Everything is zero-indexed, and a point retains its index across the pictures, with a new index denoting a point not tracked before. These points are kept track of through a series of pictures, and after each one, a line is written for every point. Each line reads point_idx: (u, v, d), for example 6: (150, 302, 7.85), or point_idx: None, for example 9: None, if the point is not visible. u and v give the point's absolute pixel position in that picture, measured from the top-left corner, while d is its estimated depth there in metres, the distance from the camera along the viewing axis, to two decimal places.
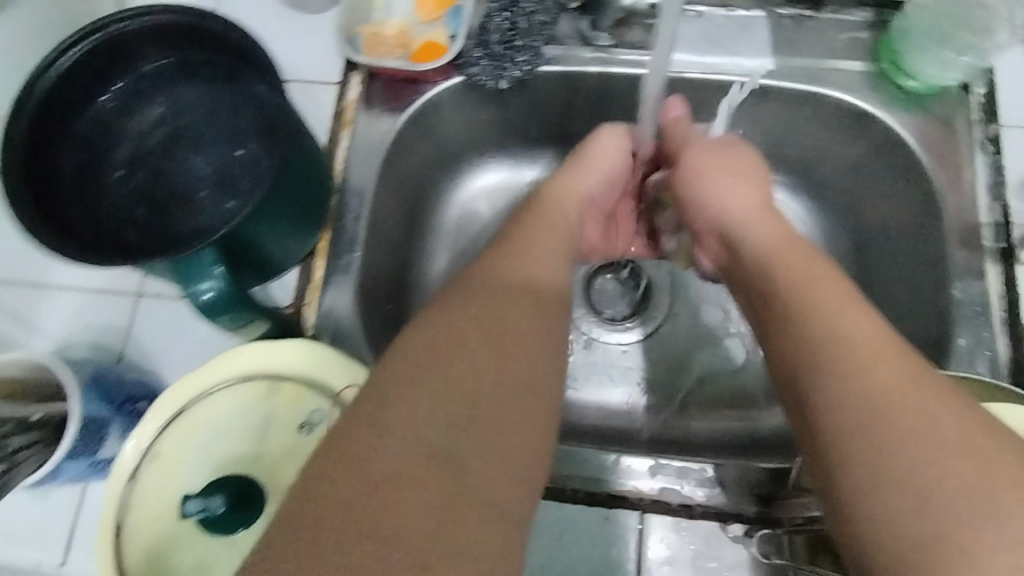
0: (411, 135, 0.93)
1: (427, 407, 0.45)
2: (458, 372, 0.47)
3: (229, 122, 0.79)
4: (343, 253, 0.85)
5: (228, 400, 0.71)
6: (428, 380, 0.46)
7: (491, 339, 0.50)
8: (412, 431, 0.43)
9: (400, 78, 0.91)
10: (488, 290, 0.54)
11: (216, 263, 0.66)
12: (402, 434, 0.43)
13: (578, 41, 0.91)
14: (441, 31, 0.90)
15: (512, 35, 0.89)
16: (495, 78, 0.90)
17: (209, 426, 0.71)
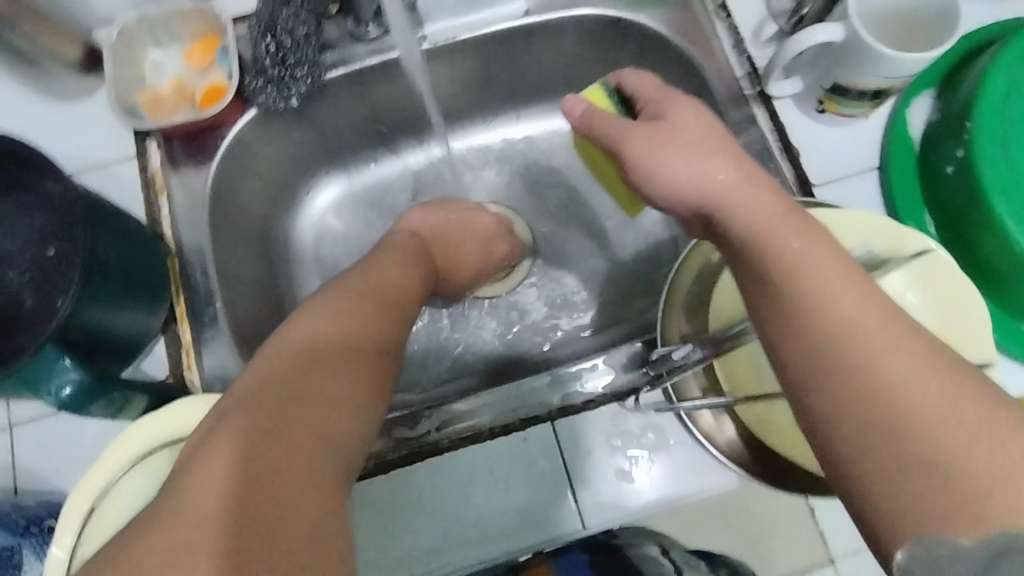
0: (227, 217, 0.70)
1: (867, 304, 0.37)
2: (794, 270, 0.40)
3: (42, 225, 0.55)
4: (199, 284, 0.64)
5: (137, 471, 0.52)
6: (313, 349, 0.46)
7: (818, 263, 0.39)
8: (851, 349, 0.36)
9: (197, 131, 0.67)
10: (757, 230, 0.43)
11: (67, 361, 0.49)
12: (291, 399, 0.40)
13: (349, 44, 0.69)
14: (220, 75, 0.67)
15: (280, 53, 0.65)
16: (288, 99, 0.67)
17: (123, 502, 0.51)
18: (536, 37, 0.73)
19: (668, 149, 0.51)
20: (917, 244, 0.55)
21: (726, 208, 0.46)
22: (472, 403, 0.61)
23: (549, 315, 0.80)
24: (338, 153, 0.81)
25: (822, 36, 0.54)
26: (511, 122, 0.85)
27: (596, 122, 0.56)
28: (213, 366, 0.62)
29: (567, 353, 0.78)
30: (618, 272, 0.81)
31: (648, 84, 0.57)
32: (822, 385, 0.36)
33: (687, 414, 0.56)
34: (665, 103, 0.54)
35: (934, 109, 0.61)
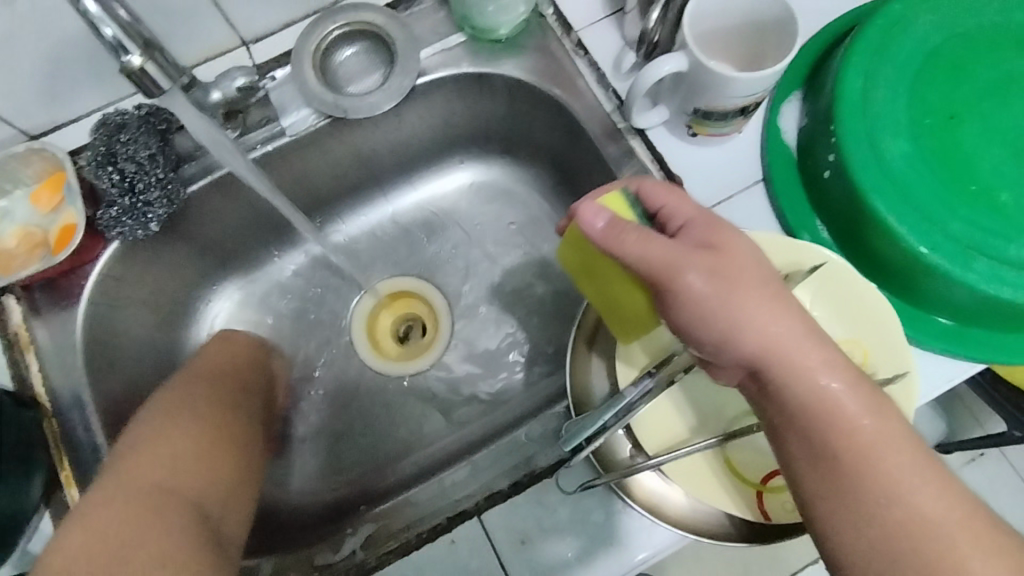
0: (109, 355, 0.65)
1: (920, 470, 0.40)
2: (861, 445, 0.40)
3: None
4: (82, 440, 0.59)
5: None
6: (162, 446, 0.52)
7: (865, 434, 0.40)
8: (915, 517, 0.39)
9: (55, 277, 0.63)
10: (822, 400, 0.41)
11: None
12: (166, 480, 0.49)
13: (203, 153, 0.65)
14: (70, 212, 0.63)
15: (126, 182, 0.61)
16: (149, 225, 0.63)
17: None
18: (403, 105, 0.70)
19: (704, 278, 0.41)
20: (812, 257, 0.53)
21: (779, 370, 0.41)
22: (421, 502, 0.59)
23: (481, 380, 0.77)
24: (229, 260, 0.77)
25: (669, 67, 0.53)
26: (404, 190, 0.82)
27: (634, 244, 0.42)
28: None
29: (505, 418, 0.75)
30: (543, 323, 0.78)
31: (688, 204, 0.46)
32: (869, 536, 0.39)
33: (615, 482, 0.52)
34: (712, 229, 0.44)
35: (803, 113, 0.60)
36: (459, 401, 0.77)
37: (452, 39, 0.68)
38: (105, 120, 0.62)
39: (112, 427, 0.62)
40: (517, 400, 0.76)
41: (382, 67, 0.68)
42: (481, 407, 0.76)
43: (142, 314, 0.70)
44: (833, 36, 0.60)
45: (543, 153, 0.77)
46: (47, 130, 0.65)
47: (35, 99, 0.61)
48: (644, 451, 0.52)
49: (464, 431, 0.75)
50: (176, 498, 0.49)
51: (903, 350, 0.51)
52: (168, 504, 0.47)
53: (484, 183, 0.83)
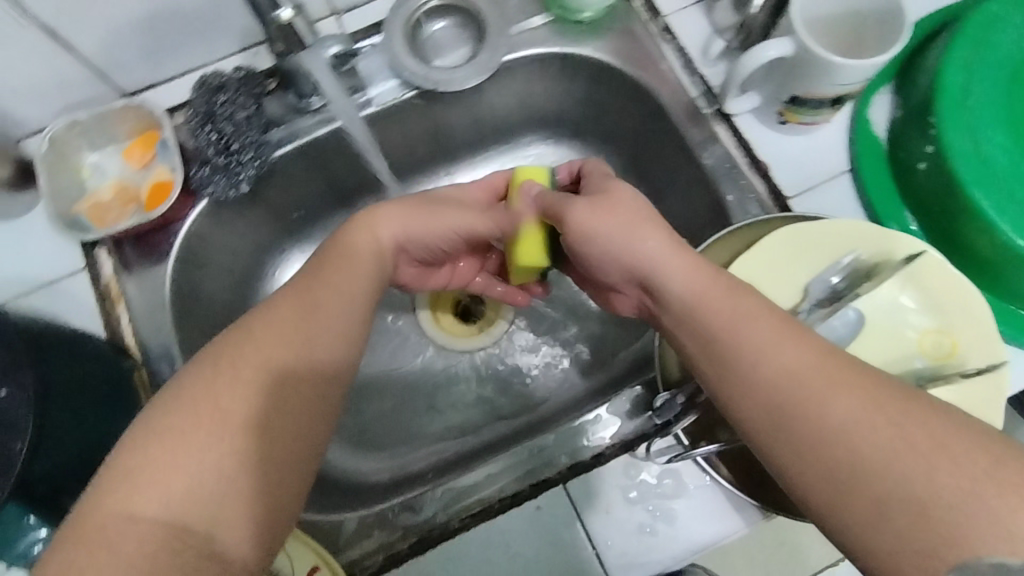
0: (193, 312, 0.66)
1: (886, 416, 0.35)
2: (811, 402, 0.37)
3: None
4: None
5: None
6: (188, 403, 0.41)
7: (826, 394, 0.37)
8: (876, 464, 0.34)
9: (146, 233, 0.64)
10: (764, 359, 0.39)
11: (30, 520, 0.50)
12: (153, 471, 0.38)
13: (293, 117, 0.66)
14: (162, 169, 0.64)
15: (223, 141, 0.63)
16: (239, 185, 0.65)
17: None
18: (485, 81, 0.71)
19: (698, 285, 0.44)
20: (907, 247, 0.55)
21: (718, 325, 0.42)
22: (473, 477, 0.58)
23: (545, 357, 0.79)
24: (302, 227, 0.78)
25: (774, 52, 0.54)
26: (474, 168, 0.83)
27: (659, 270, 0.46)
28: None
29: (568, 396, 0.76)
30: (608, 305, 0.79)
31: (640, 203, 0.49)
32: (849, 515, 0.35)
33: (702, 458, 0.53)
34: (604, 206, 0.49)
35: (894, 106, 0.61)
36: (522, 376, 0.78)
37: (540, 18, 0.69)
38: (205, 81, 0.64)
39: None
40: (580, 379, 0.77)
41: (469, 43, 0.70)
42: (544, 383, 0.78)
43: (222, 275, 0.71)
44: (930, 28, 0.60)
45: (615, 137, 0.78)
46: (141, 88, 0.66)
47: (137, 57, 0.62)
48: (732, 429, 0.53)
49: (527, 406, 0.77)
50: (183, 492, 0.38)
51: (969, 325, 0.53)
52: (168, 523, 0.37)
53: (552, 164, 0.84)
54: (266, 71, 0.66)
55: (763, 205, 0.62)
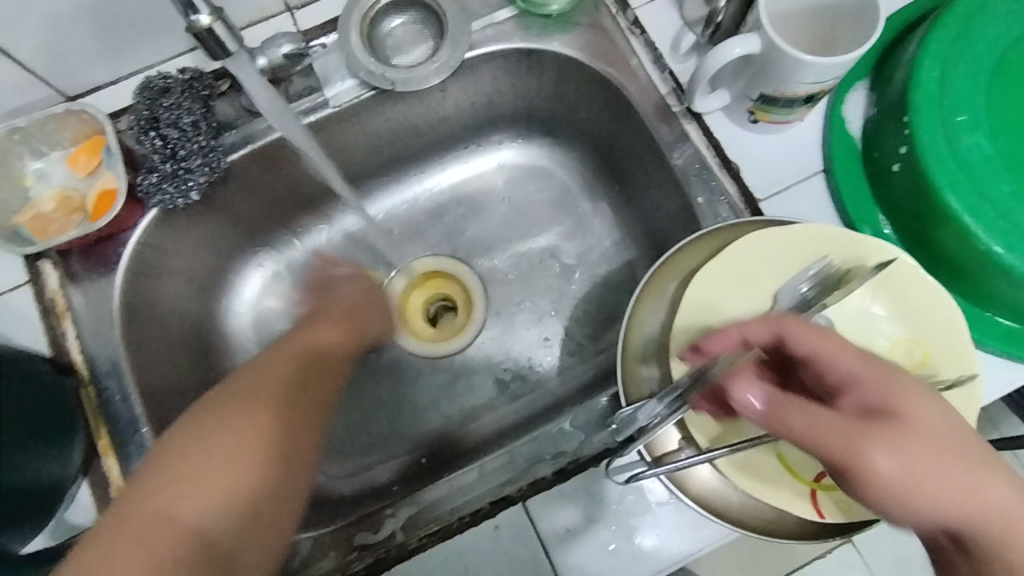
0: (145, 324, 0.64)
1: (968, 457, 0.37)
2: (921, 449, 0.35)
3: None
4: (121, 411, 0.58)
5: None
6: (198, 454, 0.46)
7: (927, 470, 0.35)
8: (976, 505, 0.36)
9: (93, 244, 0.62)
10: (859, 432, 0.35)
11: None
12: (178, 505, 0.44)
13: (245, 121, 0.64)
14: (107, 177, 0.61)
15: (168, 148, 0.60)
16: (190, 193, 0.62)
17: None
18: (449, 80, 0.68)
19: (894, 458, 0.35)
20: (879, 253, 0.52)
21: (838, 438, 0.35)
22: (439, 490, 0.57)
23: (516, 363, 0.77)
24: (265, 232, 0.76)
25: (740, 49, 0.51)
26: (442, 167, 0.81)
27: (801, 425, 0.35)
28: None
29: (539, 402, 0.75)
30: (580, 308, 0.77)
31: (855, 357, 0.39)
32: (937, 531, 0.37)
33: (666, 475, 0.51)
34: (767, 329, 0.41)
35: (869, 103, 0.58)
36: (493, 383, 0.76)
37: (504, 11, 0.66)
38: (148, 83, 0.60)
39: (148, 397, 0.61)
40: (552, 384, 0.76)
41: (431, 39, 0.66)
42: (516, 389, 0.76)
43: (178, 284, 0.69)
44: (906, 20, 0.58)
45: (588, 135, 0.75)
46: (86, 92, 0.63)
47: (77, 61, 0.59)
48: (697, 445, 0.50)
49: (497, 413, 0.75)
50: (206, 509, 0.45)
51: (949, 334, 0.50)
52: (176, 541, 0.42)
53: (525, 163, 0.81)
54: (215, 71, 0.64)
55: (734, 208, 0.60)
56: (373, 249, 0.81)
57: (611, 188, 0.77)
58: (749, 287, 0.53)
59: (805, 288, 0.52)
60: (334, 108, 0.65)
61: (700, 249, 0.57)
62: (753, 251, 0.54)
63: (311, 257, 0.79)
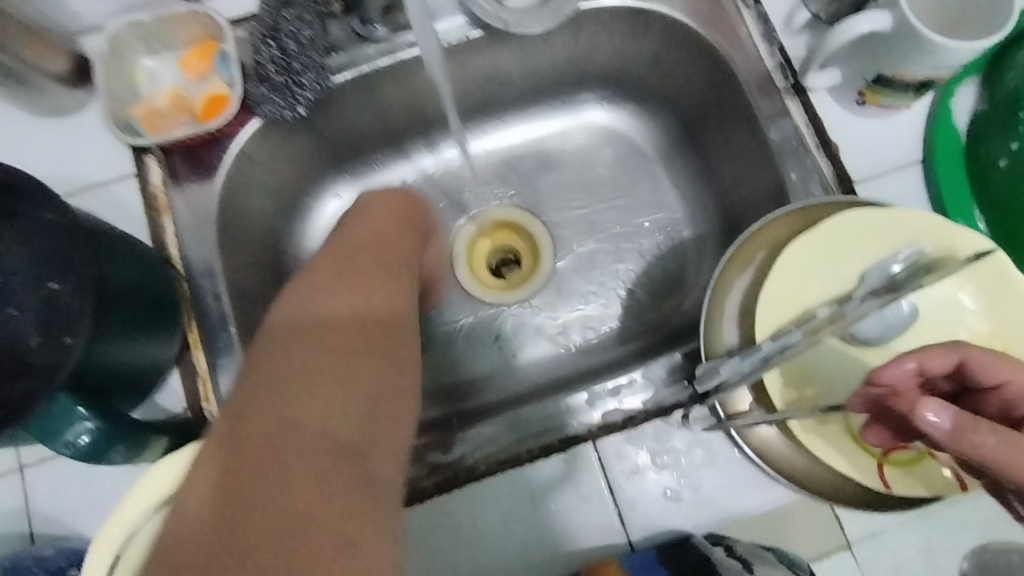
0: (236, 229, 0.66)
1: None
2: None
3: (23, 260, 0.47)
4: (209, 309, 0.59)
5: None
6: (328, 374, 0.36)
7: None
8: None
9: (197, 146, 0.63)
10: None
11: (83, 414, 0.45)
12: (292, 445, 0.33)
13: (354, 44, 0.65)
14: (219, 82, 0.63)
15: (284, 59, 0.61)
16: (297, 106, 0.63)
17: None
18: (553, 30, 0.69)
19: None
20: (974, 245, 0.53)
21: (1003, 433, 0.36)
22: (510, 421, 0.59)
23: (575, 319, 0.79)
24: (348, 161, 0.77)
25: (869, 26, 0.51)
26: (525, 119, 0.82)
27: (994, 447, 0.36)
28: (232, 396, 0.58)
29: (594, 359, 0.76)
30: (644, 274, 0.79)
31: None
32: None
33: (737, 432, 0.53)
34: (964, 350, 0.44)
35: (978, 99, 0.59)
36: (551, 335, 0.78)
37: None
38: None
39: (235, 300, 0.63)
40: (607, 344, 0.77)
41: None
42: (572, 344, 0.78)
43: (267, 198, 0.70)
44: None
45: (677, 103, 0.76)
46: None
47: None
48: (772, 406, 0.52)
49: (552, 365, 0.77)
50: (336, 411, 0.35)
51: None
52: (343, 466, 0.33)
53: (606, 125, 0.82)
54: None
55: (828, 187, 0.60)
56: (447, 191, 0.82)
57: (690, 159, 0.78)
58: (835, 264, 0.55)
59: (901, 267, 0.52)
60: (445, 44, 0.67)
61: (792, 222, 0.58)
62: None
63: (386, 192, 0.81)
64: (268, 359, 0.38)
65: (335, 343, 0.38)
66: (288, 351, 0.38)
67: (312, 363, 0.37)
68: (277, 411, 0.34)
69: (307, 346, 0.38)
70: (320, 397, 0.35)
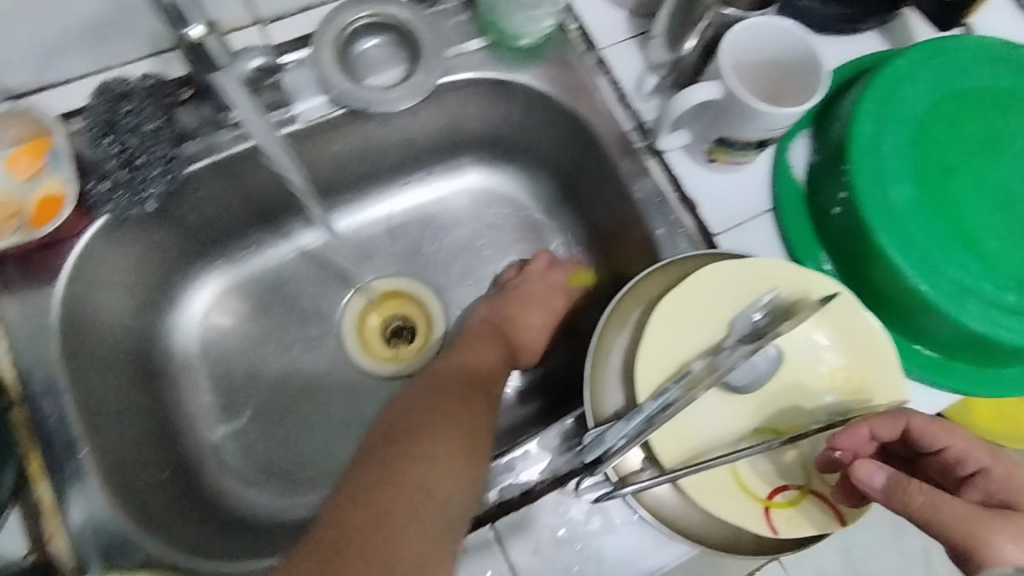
0: (85, 338, 0.61)
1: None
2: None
3: None
4: (55, 435, 0.54)
5: None
6: (406, 453, 0.52)
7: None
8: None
9: (29, 252, 0.58)
10: (953, 507, 0.42)
11: None
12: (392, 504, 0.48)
13: (206, 130, 0.62)
14: (51, 182, 0.57)
15: (124, 154, 0.57)
16: (144, 202, 0.59)
17: None
18: (418, 105, 0.69)
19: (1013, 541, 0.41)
20: (824, 287, 0.57)
21: (925, 493, 0.43)
22: None
23: None
24: (220, 246, 0.73)
25: (702, 95, 0.55)
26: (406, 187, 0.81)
27: (921, 504, 0.43)
28: (90, 529, 0.53)
29: (498, 424, 0.76)
30: None
31: (979, 450, 0.51)
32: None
33: (631, 494, 0.53)
34: (891, 421, 0.52)
35: (812, 149, 0.64)
36: None
37: (477, 42, 0.68)
38: (106, 87, 0.57)
39: (87, 415, 0.57)
40: (510, 407, 0.77)
41: (404, 64, 0.68)
42: None
43: (124, 298, 0.65)
44: (842, 80, 0.65)
45: (551, 164, 0.78)
46: (29, 89, 0.60)
47: (26, 57, 0.56)
48: (660, 465, 0.52)
49: None
50: (433, 459, 0.52)
51: (878, 360, 0.55)
52: (424, 509, 0.48)
53: (487, 187, 0.82)
54: (178, 80, 0.61)
55: (692, 240, 0.63)
56: (331, 267, 0.79)
57: (571, 216, 0.80)
58: (705, 317, 0.57)
59: (760, 316, 0.55)
60: (302, 125, 0.64)
61: (663, 277, 0.60)
62: (709, 279, 0.57)
63: (266, 273, 0.77)
64: (432, 440, 0.53)
65: (466, 413, 0.58)
66: (427, 423, 0.55)
67: (438, 418, 0.56)
68: (390, 467, 0.50)
69: (436, 406, 0.58)
70: (419, 467, 0.51)
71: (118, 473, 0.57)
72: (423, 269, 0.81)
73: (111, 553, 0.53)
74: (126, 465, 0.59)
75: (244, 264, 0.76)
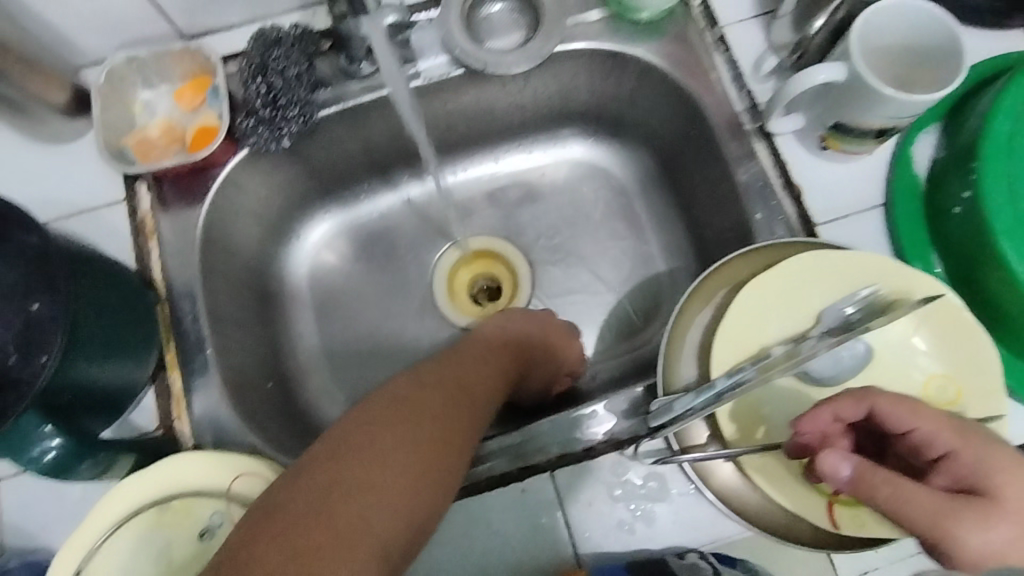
0: (218, 253, 0.69)
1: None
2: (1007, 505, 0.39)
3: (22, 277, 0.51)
4: (188, 333, 0.63)
5: (124, 538, 0.51)
6: (370, 487, 0.38)
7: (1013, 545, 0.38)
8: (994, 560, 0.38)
9: (184, 175, 0.66)
10: (908, 504, 0.40)
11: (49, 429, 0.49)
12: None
13: (342, 79, 0.68)
14: (210, 115, 0.66)
15: (270, 94, 0.64)
16: (279, 138, 0.66)
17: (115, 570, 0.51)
18: (532, 70, 0.72)
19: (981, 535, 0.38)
20: (926, 288, 0.54)
21: (872, 480, 0.41)
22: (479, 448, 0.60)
23: None
24: (340, 190, 0.80)
25: (824, 76, 0.54)
26: (509, 153, 0.84)
27: (885, 495, 0.41)
28: (208, 419, 0.61)
29: (571, 389, 0.78)
30: (622, 307, 0.80)
31: (946, 430, 0.43)
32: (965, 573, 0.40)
33: (689, 464, 0.55)
34: (858, 399, 0.46)
35: (938, 146, 0.61)
36: None
37: (596, 13, 0.69)
38: (263, 32, 0.65)
39: (214, 320, 0.65)
40: (584, 375, 0.79)
41: (522, 30, 0.70)
42: None
43: (255, 225, 0.74)
44: (985, 73, 0.60)
45: (655, 142, 0.78)
46: (199, 33, 0.68)
47: (200, 3, 0.64)
48: (724, 441, 0.53)
49: None
50: (366, 471, 0.38)
51: (979, 372, 0.52)
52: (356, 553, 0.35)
53: (589, 160, 0.84)
54: (321, 31, 0.68)
55: (790, 228, 0.62)
56: (432, 221, 0.84)
57: (668, 196, 0.80)
58: (794, 305, 0.56)
59: (853, 309, 0.53)
60: (423, 82, 0.69)
61: (755, 259, 0.60)
62: (805, 268, 0.56)
63: (374, 219, 0.83)
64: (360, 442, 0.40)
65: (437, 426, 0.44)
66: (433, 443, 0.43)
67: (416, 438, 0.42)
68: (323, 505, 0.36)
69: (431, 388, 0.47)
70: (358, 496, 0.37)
71: (234, 370, 0.66)
72: (517, 233, 0.84)
73: (222, 440, 0.60)
74: (240, 371, 0.67)
75: (355, 210, 0.83)
